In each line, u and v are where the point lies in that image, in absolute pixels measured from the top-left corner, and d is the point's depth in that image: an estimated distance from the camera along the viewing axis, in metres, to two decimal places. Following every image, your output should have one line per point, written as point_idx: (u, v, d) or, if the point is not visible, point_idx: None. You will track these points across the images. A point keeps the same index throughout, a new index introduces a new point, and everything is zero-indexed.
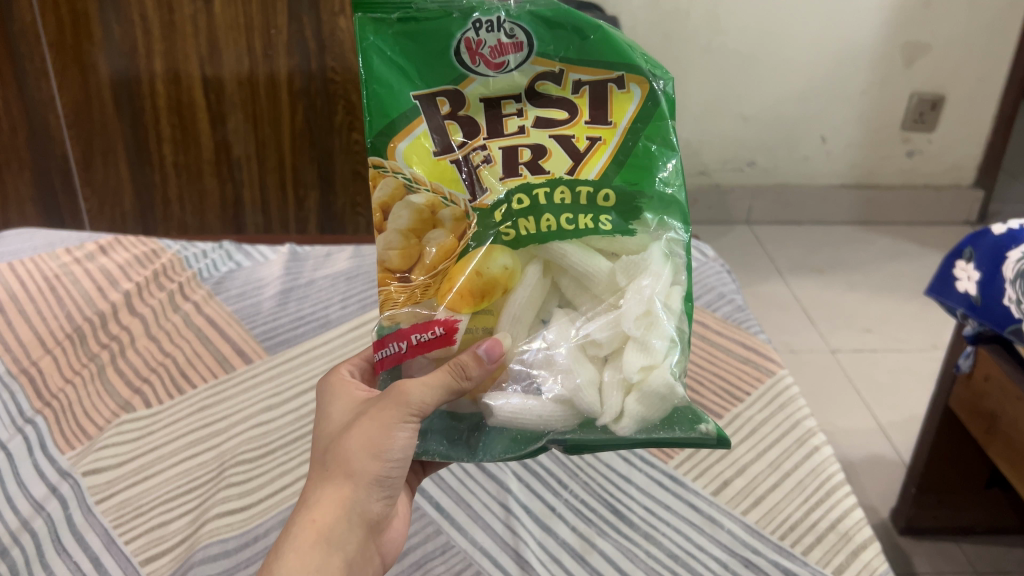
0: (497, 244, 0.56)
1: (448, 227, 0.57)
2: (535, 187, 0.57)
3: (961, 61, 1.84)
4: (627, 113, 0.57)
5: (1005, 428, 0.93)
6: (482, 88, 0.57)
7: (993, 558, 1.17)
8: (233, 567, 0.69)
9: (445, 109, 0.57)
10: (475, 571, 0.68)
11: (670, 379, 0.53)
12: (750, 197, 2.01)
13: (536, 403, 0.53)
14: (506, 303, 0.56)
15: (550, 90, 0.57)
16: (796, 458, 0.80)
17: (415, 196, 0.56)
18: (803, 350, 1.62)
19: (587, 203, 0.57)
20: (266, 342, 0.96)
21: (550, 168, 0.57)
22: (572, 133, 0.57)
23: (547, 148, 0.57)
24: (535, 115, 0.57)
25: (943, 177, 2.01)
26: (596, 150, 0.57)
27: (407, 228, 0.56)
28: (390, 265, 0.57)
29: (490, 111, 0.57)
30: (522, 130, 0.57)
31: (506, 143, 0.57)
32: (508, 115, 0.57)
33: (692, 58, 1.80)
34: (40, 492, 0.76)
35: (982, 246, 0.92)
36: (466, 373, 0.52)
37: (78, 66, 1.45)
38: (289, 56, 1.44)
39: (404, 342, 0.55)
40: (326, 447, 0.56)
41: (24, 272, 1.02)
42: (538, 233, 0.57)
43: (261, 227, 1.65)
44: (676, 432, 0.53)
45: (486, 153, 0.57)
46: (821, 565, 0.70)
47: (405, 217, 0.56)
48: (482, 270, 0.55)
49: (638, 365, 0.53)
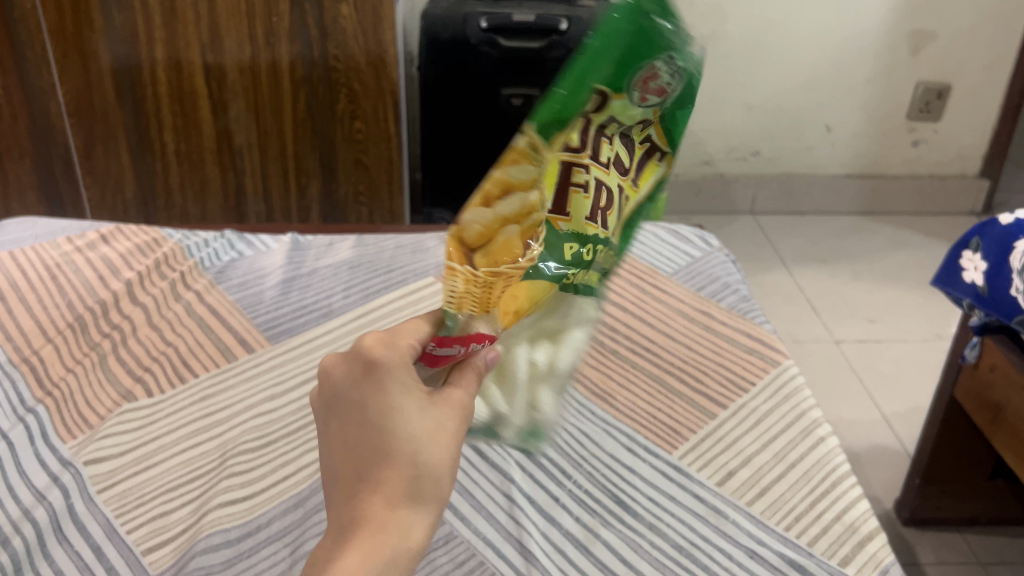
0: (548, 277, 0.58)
1: (524, 230, 0.54)
2: (592, 239, 0.59)
3: (968, 50, 1.83)
4: (652, 180, 0.63)
5: (1011, 418, 0.93)
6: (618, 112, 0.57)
7: (997, 549, 1.16)
8: (236, 557, 0.69)
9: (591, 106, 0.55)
10: (478, 561, 0.68)
11: (548, 418, 0.63)
12: (755, 187, 1.99)
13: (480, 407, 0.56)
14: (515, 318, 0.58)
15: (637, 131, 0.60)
16: (801, 448, 0.79)
17: (535, 190, 0.53)
18: (807, 340, 1.61)
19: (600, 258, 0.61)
20: (268, 332, 0.96)
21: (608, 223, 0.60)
22: (625, 189, 0.61)
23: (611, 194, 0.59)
24: (617, 156, 0.59)
25: (949, 166, 2.00)
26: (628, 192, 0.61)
27: (506, 215, 0.52)
28: (466, 236, 0.52)
29: (598, 133, 0.57)
30: (607, 166, 0.59)
31: (597, 173, 0.58)
32: (604, 144, 0.58)
33: (697, 47, 1.79)
34: (42, 481, 0.76)
35: (989, 235, 0.91)
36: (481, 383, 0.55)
37: (79, 54, 1.45)
38: (291, 44, 1.44)
39: (465, 348, 0.54)
40: (408, 459, 0.49)
41: (25, 261, 1.01)
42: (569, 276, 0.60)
43: (263, 215, 1.64)
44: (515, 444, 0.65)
45: (586, 183, 0.58)
46: (827, 556, 0.69)
47: (514, 205, 0.52)
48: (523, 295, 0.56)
49: (540, 397, 0.61)
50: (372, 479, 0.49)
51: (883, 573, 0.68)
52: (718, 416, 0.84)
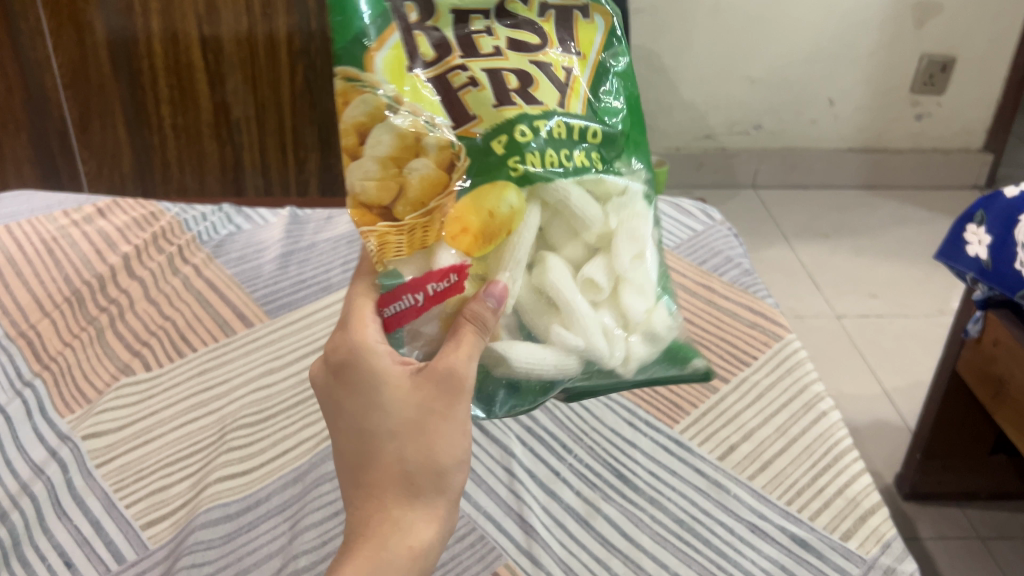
0: (506, 181, 0.57)
1: (431, 155, 0.56)
2: (533, 117, 0.58)
3: (974, 22, 1.81)
4: (595, 42, 0.64)
5: (1014, 393, 0.92)
6: (453, 1, 0.60)
7: (997, 523, 1.16)
8: (235, 532, 0.69)
9: (415, 19, 0.59)
10: (479, 536, 0.68)
11: (661, 320, 0.59)
12: (757, 161, 1.98)
13: (553, 352, 0.55)
14: (511, 242, 0.56)
15: (517, 10, 0.62)
16: (803, 423, 0.79)
17: (396, 119, 0.55)
18: (809, 315, 1.61)
19: (580, 137, 0.60)
20: (267, 306, 0.95)
21: (542, 98, 0.59)
22: (549, 61, 0.60)
23: (530, 74, 0.59)
24: (507, 38, 0.60)
25: (952, 140, 1.99)
26: (574, 86, 0.61)
27: (386, 154, 0.55)
28: (368, 198, 0.55)
29: (458, 26, 0.60)
30: (499, 53, 0.59)
31: (487, 66, 0.59)
32: (480, 37, 0.60)
33: (699, 19, 1.77)
34: (40, 456, 0.75)
35: (993, 209, 0.90)
36: (485, 327, 0.53)
37: (73, 26, 1.43)
38: (288, 14, 1.42)
39: (418, 294, 0.54)
40: (395, 452, 0.51)
41: (21, 234, 1.00)
42: (543, 167, 0.58)
43: (262, 189, 1.63)
44: (672, 369, 0.60)
45: (470, 76, 0.58)
46: (828, 530, 0.69)
47: (385, 142, 0.55)
48: (495, 211, 0.55)
49: (639, 308, 0.58)
50: (367, 474, 0.52)
51: (884, 547, 0.67)
52: (720, 390, 0.83)
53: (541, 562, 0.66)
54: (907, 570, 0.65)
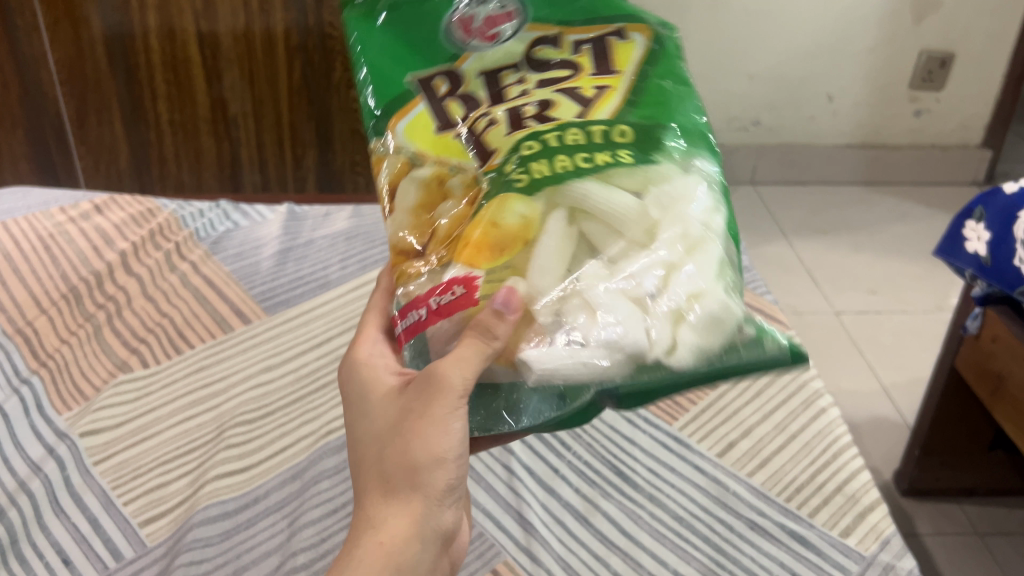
0: (510, 193, 0.47)
1: (459, 197, 0.50)
2: (544, 134, 0.49)
3: (972, 18, 1.80)
4: (633, 61, 0.52)
5: (1012, 388, 0.92)
6: (478, 62, 0.52)
7: (995, 519, 1.16)
8: (233, 529, 0.69)
9: (443, 89, 0.52)
10: (477, 533, 0.68)
11: (723, 297, 0.44)
12: (755, 157, 1.98)
13: (579, 347, 0.43)
14: (530, 254, 0.46)
15: (548, 55, 0.52)
16: (802, 420, 0.79)
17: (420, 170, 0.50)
18: (807, 311, 1.61)
19: (602, 142, 0.48)
20: (265, 303, 0.95)
21: (559, 117, 0.50)
22: (577, 85, 0.51)
23: (552, 101, 0.50)
24: (536, 80, 0.51)
25: (950, 137, 1.99)
26: (606, 97, 0.50)
27: (415, 206, 0.51)
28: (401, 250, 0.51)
29: (489, 84, 0.52)
30: (525, 94, 0.51)
31: (508, 106, 0.50)
32: (509, 85, 0.51)
33: (698, 14, 1.77)
34: (37, 453, 0.75)
35: (993, 206, 0.90)
36: (490, 333, 0.43)
37: (69, 22, 1.42)
38: (285, 10, 1.41)
39: (421, 309, 0.46)
40: (375, 455, 0.48)
41: (18, 231, 1.00)
42: (553, 174, 0.47)
43: (259, 185, 1.62)
44: (743, 353, 0.43)
45: (490, 117, 0.50)
46: (828, 527, 0.69)
47: (412, 194, 0.51)
48: (498, 222, 0.46)
49: (683, 290, 0.43)
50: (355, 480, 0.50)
51: (883, 544, 0.67)
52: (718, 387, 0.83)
53: (540, 560, 0.66)
54: (906, 567, 0.65)
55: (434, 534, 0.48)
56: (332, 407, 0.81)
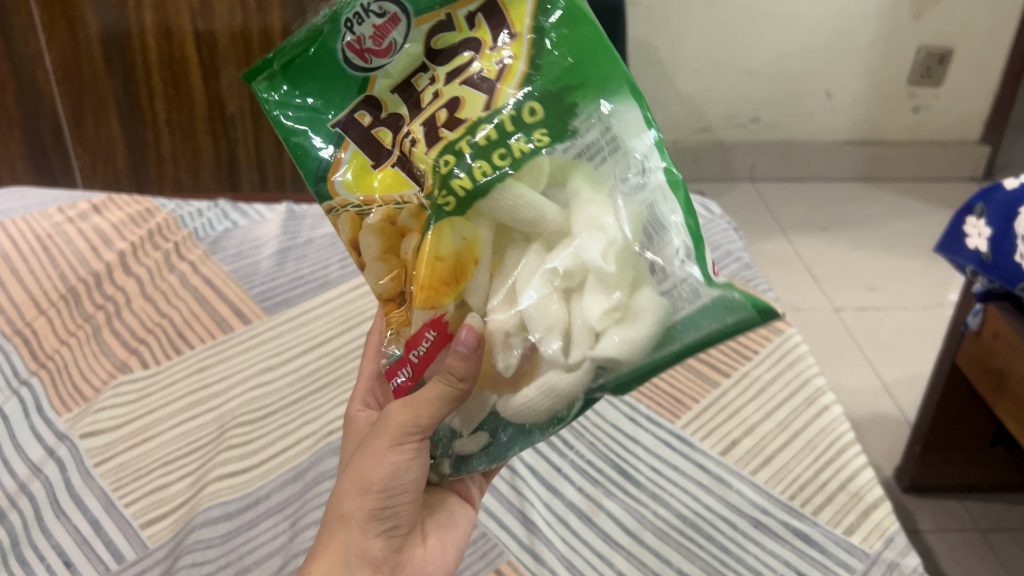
0: (441, 221, 0.45)
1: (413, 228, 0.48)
2: (457, 142, 0.46)
3: (969, 15, 1.80)
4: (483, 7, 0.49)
5: (1014, 385, 0.92)
6: (387, 80, 0.50)
7: (997, 515, 1.16)
8: (235, 530, 0.68)
9: (366, 121, 0.50)
10: (482, 531, 0.68)
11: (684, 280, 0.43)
12: (754, 154, 1.98)
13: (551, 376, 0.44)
14: (474, 279, 0.45)
15: (448, 40, 0.49)
16: (805, 417, 0.78)
17: (370, 217, 0.49)
18: (807, 308, 1.61)
19: (512, 128, 0.46)
20: (265, 302, 0.95)
21: (468, 116, 0.46)
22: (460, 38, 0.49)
23: (462, 97, 0.47)
24: (444, 74, 0.49)
25: (948, 133, 1.99)
26: (510, 72, 0.47)
27: (380, 254, 0.50)
28: (385, 294, 0.51)
29: (405, 98, 0.49)
30: (437, 96, 0.48)
31: (424, 117, 0.48)
32: (422, 89, 0.49)
33: (695, 11, 1.76)
34: (37, 455, 0.75)
35: (994, 201, 0.90)
36: (455, 376, 0.44)
37: (66, 21, 1.41)
38: (283, 9, 1.41)
39: (408, 366, 0.47)
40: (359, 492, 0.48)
41: (16, 232, 0.99)
42: (475, 187, 0.45)
43: (257, 184, 1.62)
44: (709, 328, 0.42)
45: (411, 136, 0.48)
46: (832, 525, 0.68)
47: (374, 244, 0.49)
48: (441, 253, 0.45)
49: (601, 310, 0.42)
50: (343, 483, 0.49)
51: (887, 541, 0.67)
52: (720, 385, 0.83)
53: (543, 560, 0.66)
54: (911, 564, 0.65)
55: (364, 562, 0.48)
56: (334, 407, 0.80)
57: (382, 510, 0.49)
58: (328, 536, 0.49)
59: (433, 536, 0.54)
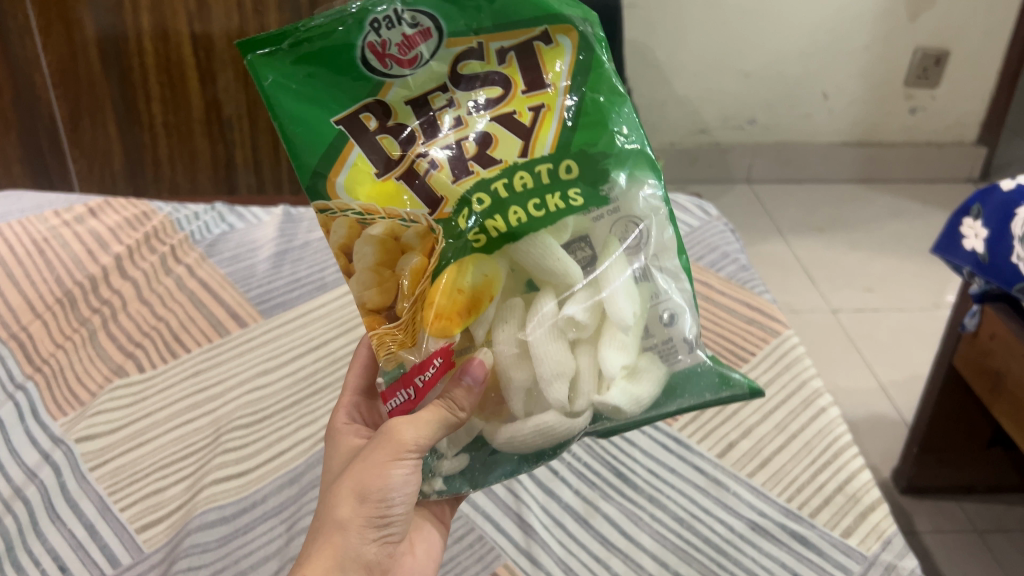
0: (465, 255, 0.49)
1: (418, 248, 0.50)
2: (493, 182, 0.50)
3: (966, 16, 1.80)
4: (519, 40, 0.51)
5: (1011, 386, 0.92)
6: (403, 90, 0.51)
7: (995, 516, 1.16)
8: (231, 534, 0.68)
9: (372, 125, 0.51)
10: (479, 535, 0.68)
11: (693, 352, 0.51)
12: (751, 155, 1.98)
13: (556, 416, 0.48)
14: (487, 315, 0.49)
15: (474, 70, 0.52)
16: (803, 419, 0.78)
17: (372, 228, 0.50)
18: (804, 309, 1.61)
19: (550, 181, 0.50)
20: (261, 305, 0.94)
21: (501, 156, 0.50)
22: (487, 68, 0.52)
23: (492, 134, 0.51)
24: (468, 102, 0.51)
25: (945, 134, 1.99)
26: (544, 121, 0.51)
27: (375, 265, 0.50)
28: (371, 306, 0.51)
29: (419, 113, 0.51)
30: (460, 122, 0.51)
31: (446, 141, 0.50)
32: (440, 109, 0.51)
33: (692, 13, 1.76)
34: (33, 459, 0.74)
35: (991, 202, 0.90)
36: (457, 406, 0.48)
37: (63, 24, 1.41)
38: (279, 11, 1.40)
39: (411, 388, 0.49)
40: (363, 500, 0.48)
41: (12, 235, 0.99)
42: (508, 229, 0.49)
43: (254, 187, 1.62)
44: (707, 397, 0.51)
45: (431, 159, 0.50)
46: (829, 527, 0.68)
47: (369, 254, 0.50)
48: (462, 286, 0.48)
49: (619, 366, 0.49)
50: (344, 489, 0.49)
51: (885, 543, 0.67)
52: None
53: (540, 563, 0.66)
54: (908, 566, 0.65)
55: (357, 564, 0.48)
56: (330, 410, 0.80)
57: (382, 519, 0.49)
58: (322, 538, 0.48)
59: (419, 543, 0.56)
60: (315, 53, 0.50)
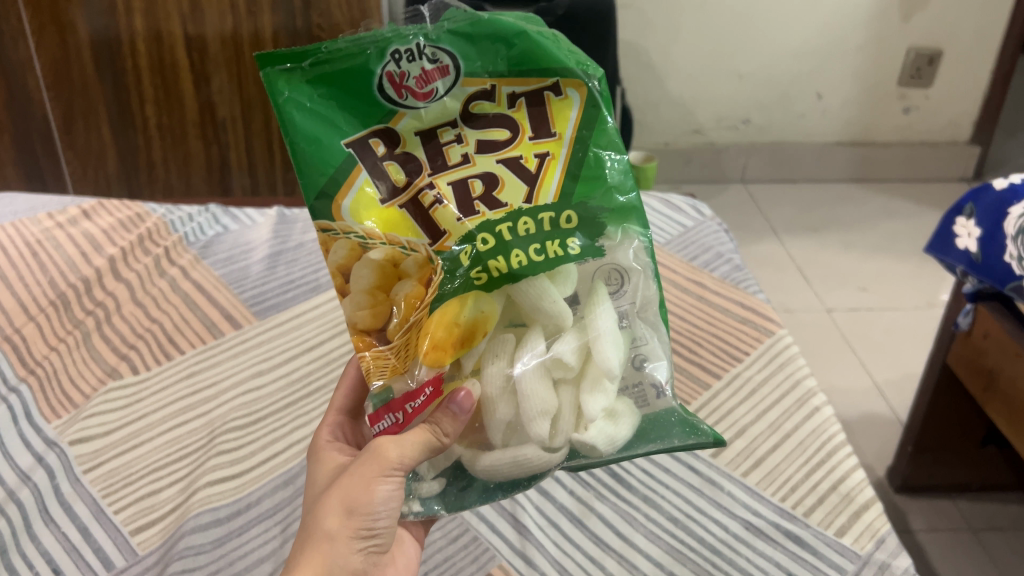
0: (469, 291, 0.50)
1: (414, 276, 0.51)
2: (497, 224, 0.51)
3: (958, 16, 1.81)
4: (528, 88, 0.52)
5: (1004, 384, 0.92)
6: (414, 121, 0.51)
7: (989, 515, 1.17)
8: (225, 537, 0.68)
9: (381, 150, 0.51)
10: (473, 536, 0.68)
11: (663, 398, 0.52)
12: (745, 155, 1.99)
13: (533, 448, 0.49)
14: (478, 350, 0.50)
15: (484, 110, 0.52)
16: (797, 418, 0.79)
17: (373, 252, 0.50)
18: (799, 309, 1.61)
19: (551, 229, 0.51)
20: (255, 307, 0.94)
21: (507, 200, 0.51)
22: (496, 111, 0.52)
23: (497, 176, 0.51)
24: (476, 140, 0.52)
25: (940, 133, 1.99)
26: (548, 169, 0.52)
27: (371, 287, 0.50)
28: (361, 326, 0.51)
29: (428, 145, 0.51)
30: (466, 160, 0.51)
31: (453, 177, 0.51)
32: (447, 144, 0.51)
33: (686, 14, 1.77)
34: (26, 463, 0.74)
35: (983, 202, 0.90)
36: (443, 431, 0.48)
37: (55, 27, 1.41)
38: (273, 12, 1.40)
39: (399, 414, 0.49)
40: (353, 509, 0.48)
41: (5, 237, 0.99)
42: (509, 271, 0.50)
43: (248, 189, 1.61)
44: (673, 442, 0.51)
45: (436, 192, 0.51)
46: (823, 526, 0.68)
47: (366, 277, 0.50)
48: (457, 319, 0.49)
49: (601, 409, 0.50)
50: (335, 498, 0.48)
51: (878, 542, 0.67)
52: (712, 386, 0.83)
53: (534, 564, 0.66)
54: (902, 565, 0.65)
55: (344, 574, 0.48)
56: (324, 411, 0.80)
57: (368, 531, 0.48)
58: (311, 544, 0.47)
59: (400, 555, 0.56)
60: (333, 76, 0.50)
